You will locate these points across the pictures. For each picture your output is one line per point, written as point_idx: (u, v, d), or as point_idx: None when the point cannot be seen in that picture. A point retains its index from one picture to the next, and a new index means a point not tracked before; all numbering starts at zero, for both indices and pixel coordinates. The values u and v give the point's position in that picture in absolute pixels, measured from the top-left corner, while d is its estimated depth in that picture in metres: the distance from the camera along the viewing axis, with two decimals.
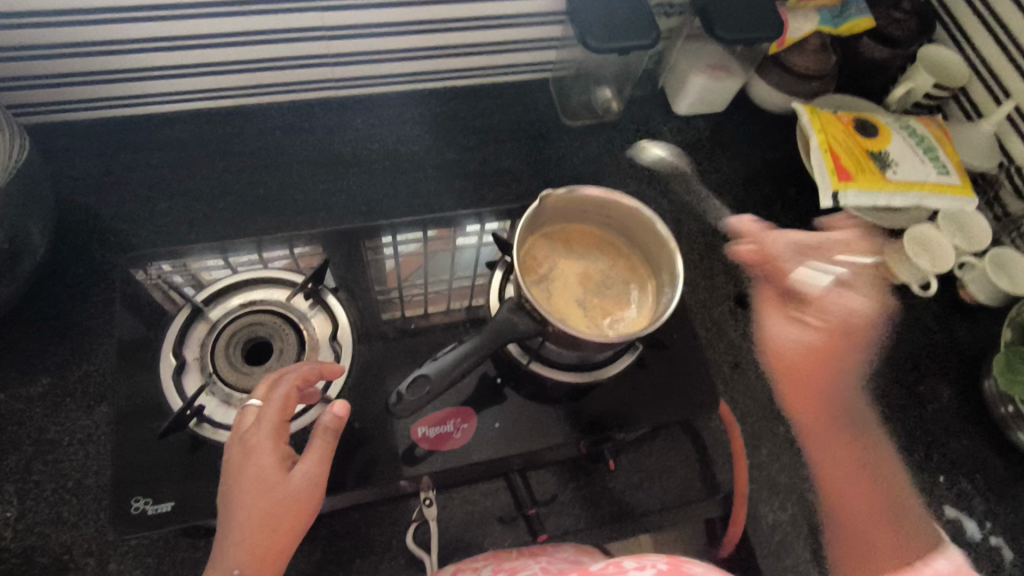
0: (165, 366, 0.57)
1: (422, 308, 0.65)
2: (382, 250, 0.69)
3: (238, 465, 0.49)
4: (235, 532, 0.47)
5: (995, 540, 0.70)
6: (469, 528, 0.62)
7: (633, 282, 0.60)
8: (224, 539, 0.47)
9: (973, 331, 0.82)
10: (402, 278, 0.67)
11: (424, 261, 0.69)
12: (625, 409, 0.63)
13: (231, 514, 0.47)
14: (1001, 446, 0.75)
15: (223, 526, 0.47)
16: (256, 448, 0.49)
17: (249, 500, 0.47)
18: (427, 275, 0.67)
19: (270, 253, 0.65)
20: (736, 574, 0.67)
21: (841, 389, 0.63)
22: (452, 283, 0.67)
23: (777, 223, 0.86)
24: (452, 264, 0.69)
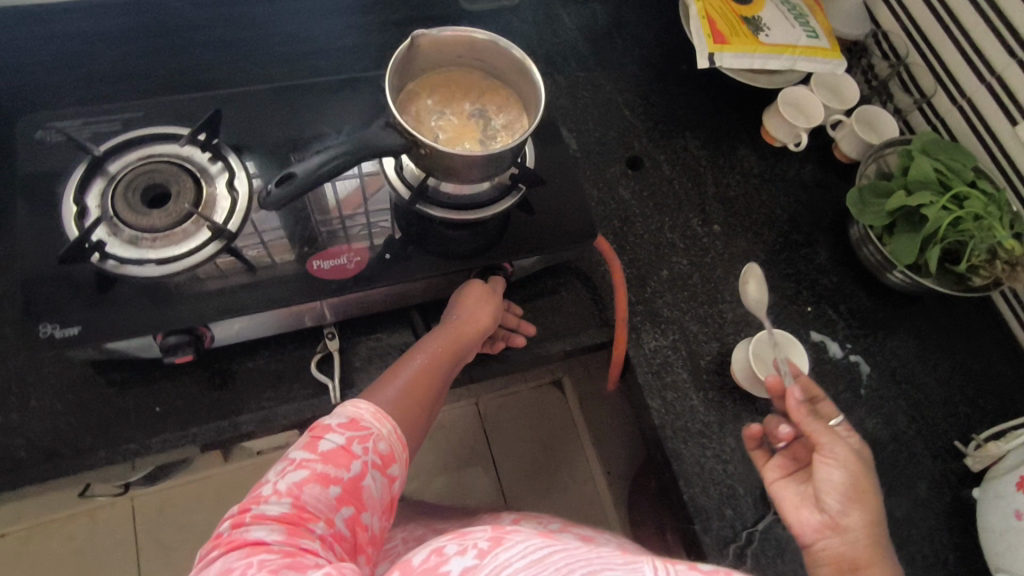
0: (67, 211, 0.61)
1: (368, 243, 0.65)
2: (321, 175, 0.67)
3: (483, 295, 0.68)
4: (454, 321, 0.66)
5: (854, 357, 0.78)
6: (373, 360, 0.69)
7: (509, 116, 0.64)
8: (449, 324, 0.66)
9: (846, 185, 0.89)
10: (345, 211, 0.66)
11: (365, 191, 0.68)
12: (509, 247, 0.69)
13: (454, 314, 0.66)
14: (865, 281, 0.83)
15: (447, 320, 0.66)
16: (490, 292, 0.68)
17: (474, 304, 0.67)
18: (369, 207, 0.67)
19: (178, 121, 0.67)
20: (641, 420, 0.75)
21: (884, 555, 0.54)
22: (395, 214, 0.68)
23: (668, 95, 0.91)
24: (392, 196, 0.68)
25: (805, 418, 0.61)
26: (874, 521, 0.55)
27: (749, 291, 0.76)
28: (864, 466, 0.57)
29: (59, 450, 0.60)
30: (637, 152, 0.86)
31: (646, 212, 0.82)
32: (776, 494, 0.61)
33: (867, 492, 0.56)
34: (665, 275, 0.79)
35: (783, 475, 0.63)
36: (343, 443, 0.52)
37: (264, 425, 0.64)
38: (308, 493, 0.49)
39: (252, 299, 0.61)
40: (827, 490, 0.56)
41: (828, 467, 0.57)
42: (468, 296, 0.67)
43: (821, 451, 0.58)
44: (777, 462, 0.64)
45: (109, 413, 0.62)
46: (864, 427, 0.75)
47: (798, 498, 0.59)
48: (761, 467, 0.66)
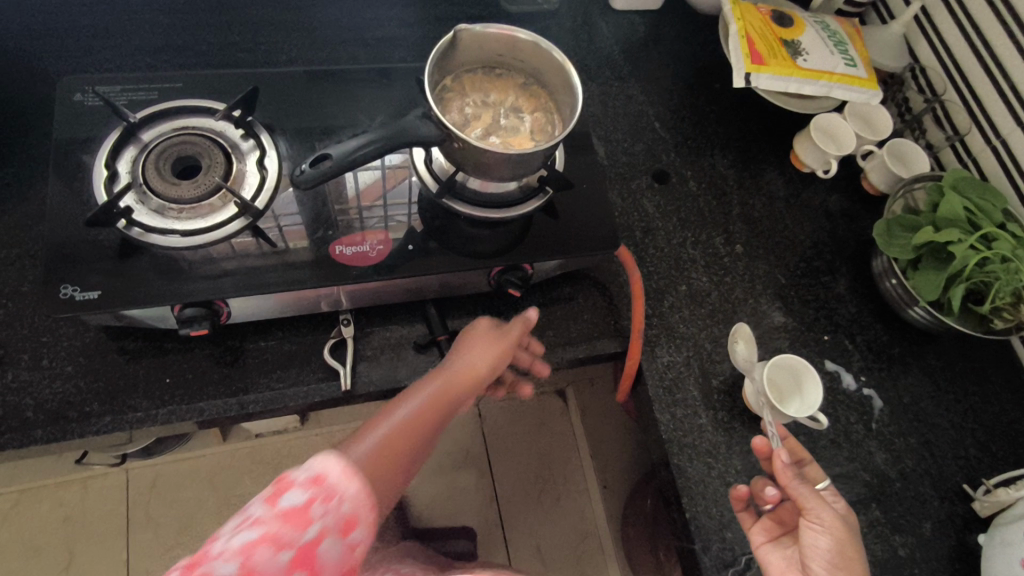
0: (98, 177, 0.61)
1: (384, 236, 0.65)
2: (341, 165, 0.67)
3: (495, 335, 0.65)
4: (455, 364, 0.62)
5: (867, 391, 0.77)
6: (384, 350, 0.68)
7: (542, 121, 0.64)
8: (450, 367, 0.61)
9: (872, 216, 0.89)
10: (363, 202, 0.66)
11: (383, 185, 0.67)
12: (531, 249, 0.68)
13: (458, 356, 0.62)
14: (884, 314, 0.82)
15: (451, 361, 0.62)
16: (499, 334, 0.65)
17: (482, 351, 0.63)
18: (390, 199, 0.67)
19: (199, 102, 0.66)
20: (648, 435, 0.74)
21: None
22: (412, 208, 0.67)
23: (700, 113, 0.91)
24: (411, 189, 0.68)
25: (791, 480, 0.60)
26: None
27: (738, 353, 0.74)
28: (852, 535, 0.57)
29: (65, 413, 0.60)
30: (664, 166, 0.86)
31: (669, 227, 0.82)
32: (764, 560, 0.62)
33: (854, 562, 0.55)
34: (684, 291, 0.78)
35: (771, 539, 0.63)
36: (302, 502, 0.43)
37: (271, 406, 0.64)
38: (259, 555, 0.41)
39: (270, 279, 0.61)
40: (813, 557, 0.57)
41: (815, 536, 0.57)
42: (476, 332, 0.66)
43: (808, 515, 0.58)
44: (764, 524, 0.64)
45: (118, 380, 0.62)
46: (872, 461, 0.74)
47: (786, 566, 0.60)
48: (747, 529, 0.65)
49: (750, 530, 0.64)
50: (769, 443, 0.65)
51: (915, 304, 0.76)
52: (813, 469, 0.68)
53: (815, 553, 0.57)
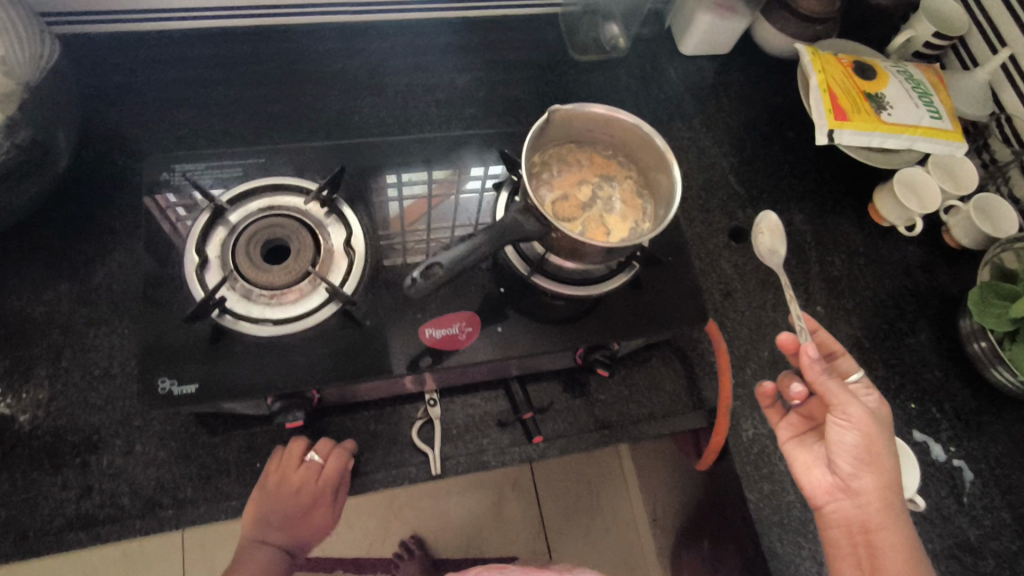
0: (189, 263, 0.60)
1: (424, 256, 0.65)
2: (387, 189, 0.68)
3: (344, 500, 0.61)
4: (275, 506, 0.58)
5: (957, 462, 0.75)
6: (469, 428, 0.67)
7: (633, 201, 0.63)
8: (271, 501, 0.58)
9: (954, 273, 0.86)
10: (406, 223, 0.66)
11: (427, 208, 0.68)
12: (619, 326, 0.66)
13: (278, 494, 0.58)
14: (971, 379, 0.80)
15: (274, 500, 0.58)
16: (339, 485, 0.60)
17: (290, 482, 0.58)
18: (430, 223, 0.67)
19: (283, 177, 0.66)
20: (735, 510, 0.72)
21: (899, 513, 0.55)
22: (454, 230, 0.68)
23: (775, 164, 0.88)
24: (454, 210, 0.69)
25: (820, 376, 0.56)
26: (887, 477, 0.55)
27: (761, 245, 0.73)
28: (882, 427, 0.56)
29: (160, 501, 0.60)
30: (741, 222, 0.84)
31: (748, 288, 0.80)
32: (789, 454, 0.63)
33: (882, 454, 0.55)
34: (766, 357, 0.76)
35: (796, 436, 0.64)
36: None
37: (361, 490, 0.63)
38: None
39: (362, 365, 0.60)
40: (840, 451, 0.56)
41: (842, 432, 0.55)
42: (321, 476, 0.59)
43: (835, 413, 0.56)
44: (791, 420, 0.65)
45: (211, 465, 0.62)
46: (965, 538, 0.72)
47: (811, 459, 0.60)
48: (775, 424, 0.66)
49: (778, 427, 0.65)
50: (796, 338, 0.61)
51: (1000, 367, 0.75)
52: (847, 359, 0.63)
53: (842, 447, 0.56)
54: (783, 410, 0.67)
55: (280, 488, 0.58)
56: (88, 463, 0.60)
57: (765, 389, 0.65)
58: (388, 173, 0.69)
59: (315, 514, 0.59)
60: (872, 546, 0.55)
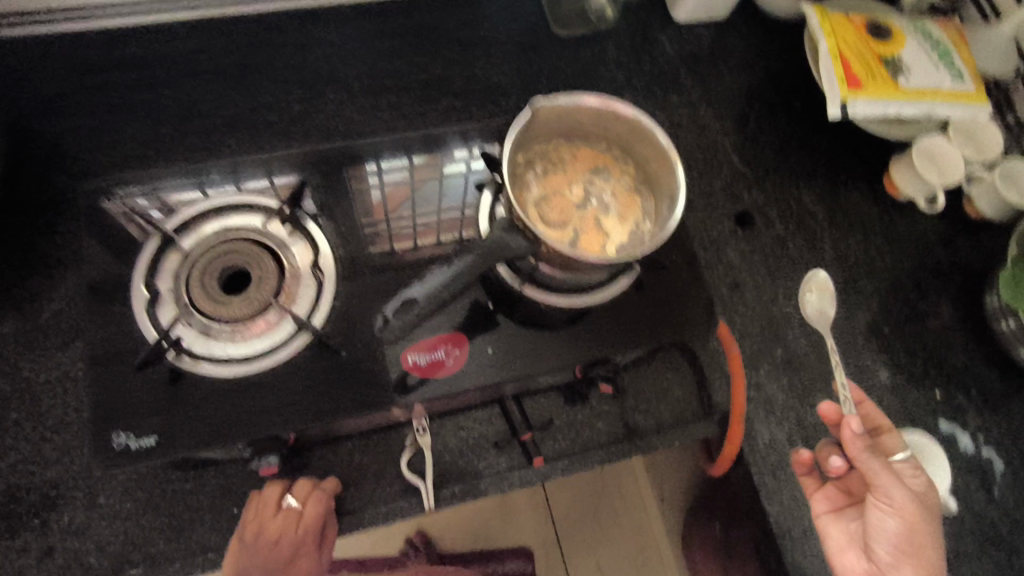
0: (137, 298, 0.54)
1: (413, 243, 0.61)
2: (367, 178, 0.63)
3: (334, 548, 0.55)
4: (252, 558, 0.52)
5: (986, 451, 0.71)
6: (464, 453, 0.62)
7: (631, 199, 0.56)
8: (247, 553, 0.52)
9: (977, 247, 0.80)
10: (389, 210, 0.63)
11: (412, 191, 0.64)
12: (622, 337, 0.60)
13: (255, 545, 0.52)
14: (999, 360, 0.75)
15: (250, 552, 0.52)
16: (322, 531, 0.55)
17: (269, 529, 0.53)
18: (415, 206, 0.64)
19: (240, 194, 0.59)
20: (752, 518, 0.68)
21: None
22: (440, 214, 0.64)
23: (781, 138, 0.81)
24: (440, 194, 0.64)
25: (861, 455, 0.50)
26: (931, 570, 0.49)
27: (810, 305, 0.66)
28: (930, 516, 0.50)
29: (132, 558, 0.55)
30: (747, 205, 0.77)
31: (758, 278, 0.74)
32: (824, 530, 0.58)
33: (929, 547, 0.49)
34: (780, 353, 0.71)
35: (835, 510, 0.59)
36: None
37: (350, 530, 0.58)
38: None
39: (340, 402, 0.54)
40: (879, 536, 0.51)
41: (884, 517, 0.50)
42: (302, 521, 0.53)
43: (877, 495, 0.51)
44: (829, 492, 0.60)
45: (183, 516, 0.56)
46: (998, 533, 0.67)
47: (847, 541, 0.56)
48: (810, 495, 0.62)
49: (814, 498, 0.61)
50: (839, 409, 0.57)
51: None
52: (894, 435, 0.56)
53: (883, 532, 0.51)
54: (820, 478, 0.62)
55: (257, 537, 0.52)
56: (47, 523, 0.55)
57: (801, 456, 0.61)
58: (367, 160, 0.64)
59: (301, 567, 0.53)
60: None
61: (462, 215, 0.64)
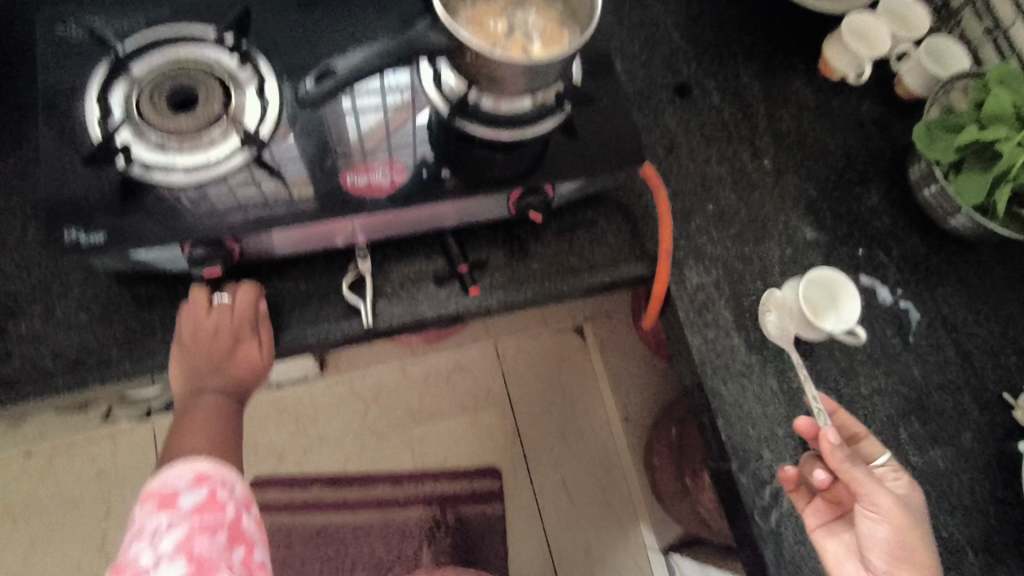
0: (91, 115, 0.58)
1: (389, 180, 0.60)
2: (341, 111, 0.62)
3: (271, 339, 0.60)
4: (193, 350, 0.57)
5: (904, 303, 0.75)
6: (403, 284, 0.65)
7: (559, 29, 0.60)
8: (188, 348, 0.57)
9: (907, 124, 0.84)
10: (366, 145, 0.61)
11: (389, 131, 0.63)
12: (553, 171, 0.64)
13: (191, 340, 0.57)
14: (921, 224, 0.79)
15: (188, 345, 0.57)
16: (255, 319, 0.59)
17: (200, 326, 0.57)
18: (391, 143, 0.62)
19: (189, 30, 0.62)
20: (680, 359, 0.72)
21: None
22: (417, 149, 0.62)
23: (722, 20, 0.85)
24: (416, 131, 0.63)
25: (843, 464, 0.57)
26: (926, 555, 0.56)
27: (769, 326, 0.69)
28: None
29: (85, 361, 0.58)
30: (686, 79, 0.81)
31: (693, 143, 0.77)
32: (821, 544, 0.62)
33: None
34: (711, 210, 0.75)
35: (824, 523, 0.63)
36: (203, 498, 0.51)
37: (294, 346, 0.62)
38: (198, 546, 0.48)
39: (281, 210, 0.57)
40: (872, 547, 0.58)
41: (871, 525, 0.58)
42: (236, 314, 0.58)
43: (863, 504, 0.58)
44: (818, 507, 0.63)
45: (134, 326, 0.60)
46: (910, 375, 0.72)
47: (842, 552, 0.61)
48: (801, 509, 0.64)
49: (806, 519, 0.63)
50: (814, 423, 0.62)
51: (958, 211, 0.73)
52: (864, 445, 0.64)
53: (877, 541, 0.58)
54: (808, 492, 0.64)
55: (190, 334, 0.57)
56: (5, 329, 0.59)
57: (784, 476, 0.63)
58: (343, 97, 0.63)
59: (244, 356, 0.58)
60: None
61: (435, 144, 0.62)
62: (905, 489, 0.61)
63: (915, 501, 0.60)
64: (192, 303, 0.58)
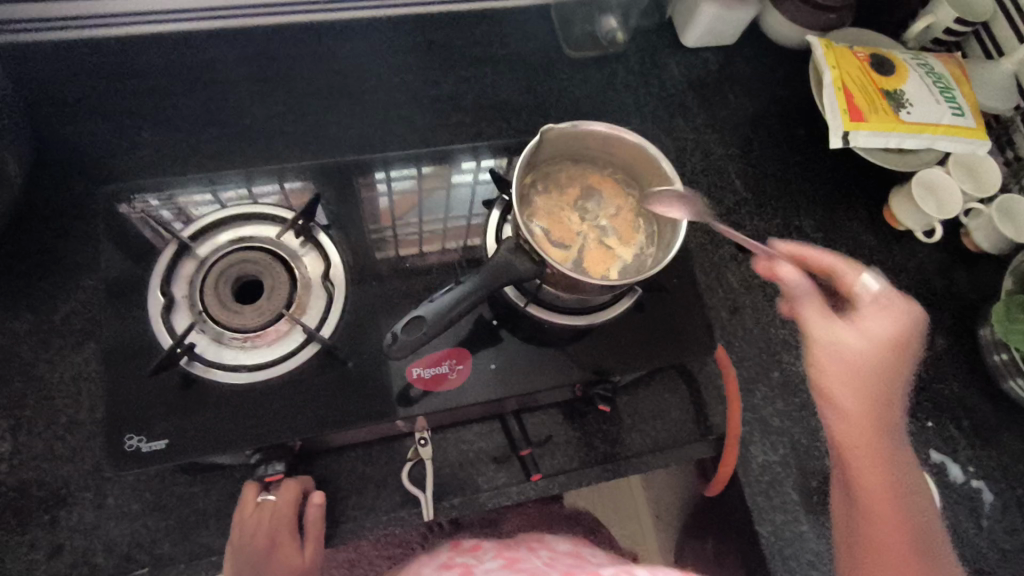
0: (154, 304, 0.56)
1: (417, 249, 0.63)
2: (375, 185, 0.65)
3: (316, 537, 0.56)
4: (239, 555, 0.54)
5: (976, 482, 0.72)
6: (464, 466, 0.63)
7: (634, 222, 0.58)
8: (235, 552, 0.54)
9: (975, 278, 0.81)
10: (395, 216, 0.64)
11: (419, 199, 0.65)
12: (620, 357, 0.62)
13: (241, 543, 0.54)
14: (992, 392, 0.76)
15: (236, 547, 0.54)
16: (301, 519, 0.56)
17: (251, 527, 0.54)
18: (422, 214, 0.64)
19: (260, 188, 0.62)
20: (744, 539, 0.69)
21: (890, 430, 0.51)
22: (446, 222, 0.64)
23: (784, 165, 0.83)
24: (447, 203, 0.65)
25: (791, 287, 0.52)
26: (881, 472, 0.50)
27: None
28: (887, 422, 0.51)
29: (137, 557, 0.56)
30: (749, 231, 0.79)
31: (757, 302, 0.75)
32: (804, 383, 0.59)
33: (876, 386, 0.50)
34: (777, 378, 0.72)
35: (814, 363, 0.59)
36: None
37: (352, 538, 0.60)
38: None
39: (344, 414, 0.56)
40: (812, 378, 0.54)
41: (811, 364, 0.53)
42: (280, 516, 0.55)
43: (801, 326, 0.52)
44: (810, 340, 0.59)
45: (189, 516, 0.58)
46: (986, 564, 0.68)
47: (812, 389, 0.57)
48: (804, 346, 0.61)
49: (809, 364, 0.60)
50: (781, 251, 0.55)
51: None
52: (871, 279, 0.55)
53: (822, 395, 0.52)
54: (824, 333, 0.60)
55: (241, 536, 0.54)
56: (57, 520, 0.56)
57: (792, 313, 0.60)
58: (377, 168, 0.66)
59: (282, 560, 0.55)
60: (898, 520, 0.50)
61: (469, 222, 0.64)
62: (881, 286, 0.52)
63: (885, 331, 0.50)
64: (243, 503, 0.55)
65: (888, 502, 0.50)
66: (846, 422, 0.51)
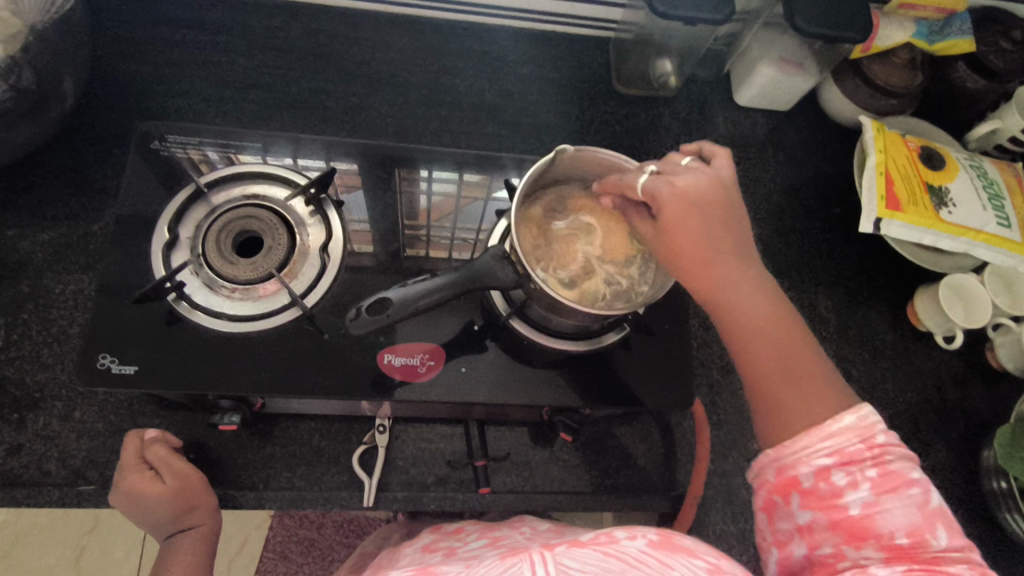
0: (158, 238, 0.58)
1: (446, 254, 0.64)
2: (417, 183, 0.67)
3: (167, 460, 0.55)
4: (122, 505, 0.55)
5: None
6: (417, 463, 0.63)
7: (634, 258, 0.57)
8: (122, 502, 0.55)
9: (990, 397, 0.77)
10: (432, 218, 0.65)
11: (457, 207, 0.67)
12: (593, 391, 0.60)
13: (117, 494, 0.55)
14: (984, 519, 0.71)
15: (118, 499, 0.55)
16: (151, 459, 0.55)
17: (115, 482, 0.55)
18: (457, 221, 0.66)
19: (306, 160, 0.65)
20: None
21: (726, 287, 0.48)
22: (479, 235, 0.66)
23: (811, 239, 0.81)
24: (482, 216, 0.67)
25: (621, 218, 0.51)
26: (779, 356, 0.47)
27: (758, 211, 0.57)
28: (742, 259, 0.49)
29: (87, 474, 0.58)
30: None
31: None
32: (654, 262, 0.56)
33: (707, 247, 0.48)
34: (754, 451, 0.70)
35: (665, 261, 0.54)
36: None
37: (291, 506, 0.60)
38: None
39: (308, 383, 0.57)
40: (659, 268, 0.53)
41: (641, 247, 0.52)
42: (129, 468, 0.54)
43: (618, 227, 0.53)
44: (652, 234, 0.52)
45: None
46: None
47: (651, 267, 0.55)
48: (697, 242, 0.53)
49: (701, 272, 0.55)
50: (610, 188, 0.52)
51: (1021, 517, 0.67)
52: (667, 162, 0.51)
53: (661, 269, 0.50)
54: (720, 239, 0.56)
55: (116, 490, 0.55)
56: (24, 421, 0.59)
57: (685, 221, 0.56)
58: (421, 163, 0.68)
59: (146, 498, 0.54)
60: (776, 346, 0.47)
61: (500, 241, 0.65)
62: (649, 182, 0.48)
63: (667, 196, 0.47)
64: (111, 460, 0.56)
65: (772, 348, 0.47)
66: (710, 302, 0.49)
